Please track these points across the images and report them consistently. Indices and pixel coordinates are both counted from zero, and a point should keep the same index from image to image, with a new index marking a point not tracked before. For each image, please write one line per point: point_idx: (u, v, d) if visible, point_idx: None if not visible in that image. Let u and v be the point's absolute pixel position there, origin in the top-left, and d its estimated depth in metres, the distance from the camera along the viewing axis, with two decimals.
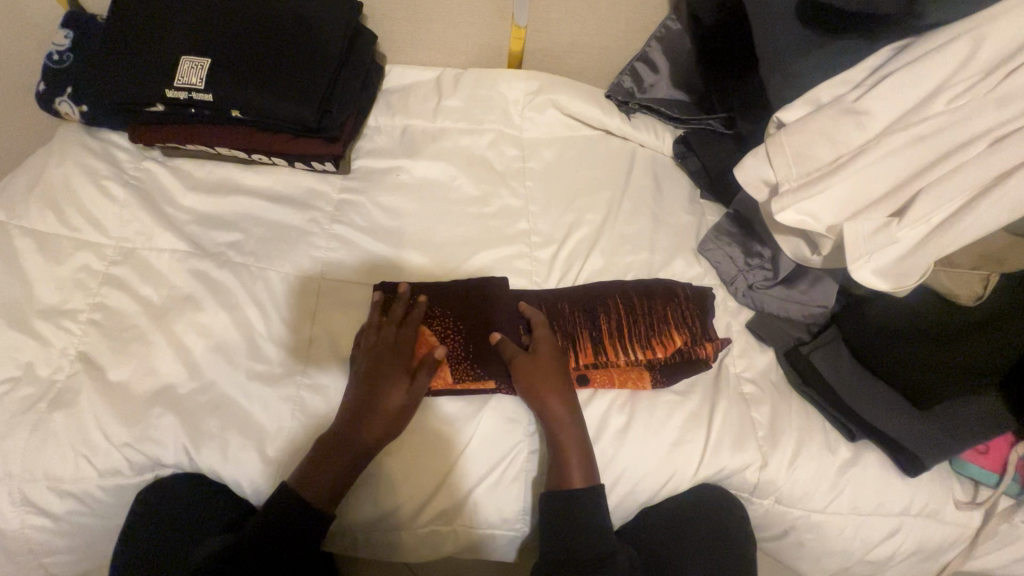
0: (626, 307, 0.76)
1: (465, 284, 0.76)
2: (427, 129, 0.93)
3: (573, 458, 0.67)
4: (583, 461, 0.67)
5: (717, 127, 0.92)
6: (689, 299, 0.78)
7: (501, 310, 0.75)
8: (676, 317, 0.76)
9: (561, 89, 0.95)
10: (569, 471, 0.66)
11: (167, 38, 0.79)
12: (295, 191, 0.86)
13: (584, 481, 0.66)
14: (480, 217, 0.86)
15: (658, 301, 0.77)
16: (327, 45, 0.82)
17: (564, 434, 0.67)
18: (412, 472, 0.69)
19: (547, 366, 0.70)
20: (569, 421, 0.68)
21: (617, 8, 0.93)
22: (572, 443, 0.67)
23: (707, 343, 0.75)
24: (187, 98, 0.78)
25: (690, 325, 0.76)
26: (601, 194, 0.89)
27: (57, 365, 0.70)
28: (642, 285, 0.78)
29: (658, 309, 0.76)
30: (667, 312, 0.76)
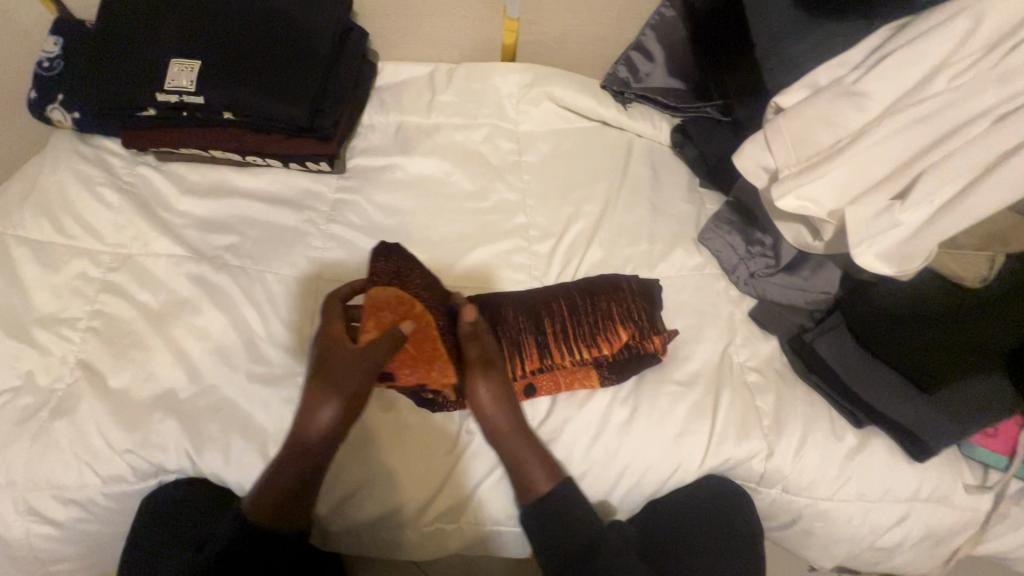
0: (569, 306, 0.74)
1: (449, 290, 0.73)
2: (422, 126, 0.92)
3: (531, 465, 0.65)
4: (543, 467, 0.65)
5: (715, 114, 0.89)
6: (635, 291, 0.75)
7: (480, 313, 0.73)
8: (622, 311, 0.73)
9: (556, 81, 0.95)
10: (531, 477, 0.65)
11: (155, 40, 0.79)
12: (290, 192, 0.86)
13: (548, 484, 0.65)
14: (477, 212, 0.85)
15: (602, 296, 0.74)
16: (318, 45, 0.82)
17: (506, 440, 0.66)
18: (414, 471, 0.69)
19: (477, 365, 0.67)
20: (498, 421, 0.66)
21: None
22: (512, 443, 0.66)
23: (655, 336, 0.73)
24: (178, 101, 0.78)
25: (638, 318, 0.73)
26: (599, 185, 0.88)
27: (57, 373, 0.70)
28: (584, 282, 0.75)
29: (600, 302, 0.74)
30: (611, 307, 0.73)
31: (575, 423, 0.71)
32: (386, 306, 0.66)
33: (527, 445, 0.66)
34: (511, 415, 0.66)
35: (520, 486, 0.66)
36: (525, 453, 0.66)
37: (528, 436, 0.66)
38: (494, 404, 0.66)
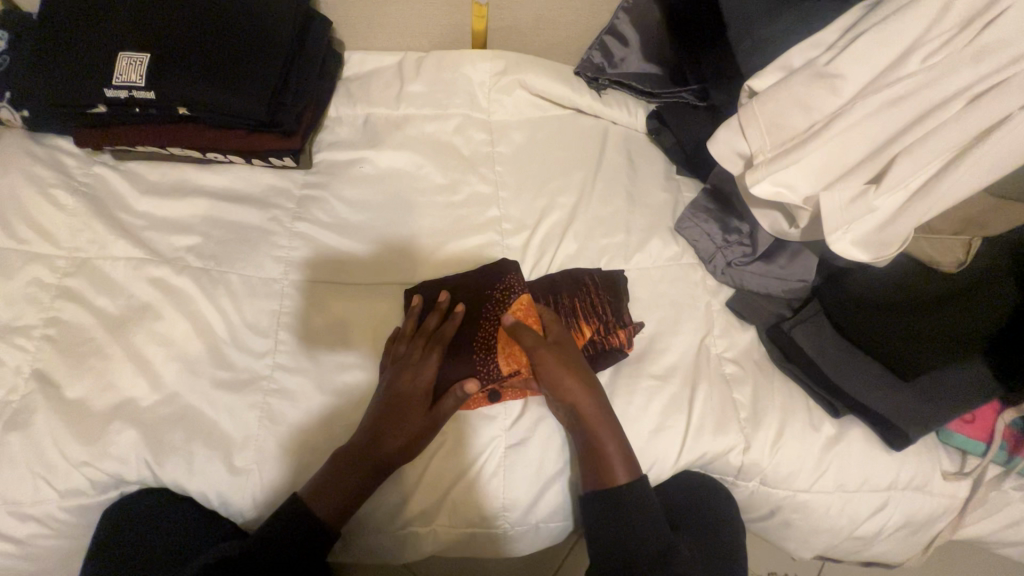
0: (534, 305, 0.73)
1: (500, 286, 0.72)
2: (391, 117, 0.89)
3: (612, 455, 0.64)
4: (621, 456, 0.64)
5: (691, 100, 0.89)
6: (597, 286, 0.74)
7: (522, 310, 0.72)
8: (584, 307, 0.73)
9: (528, 67, 0.92)
10: (609, 467, 0.64)
11: (103, 33, 0.75)
12: (255, 189, 0.83)
13: (626, 476, 0.64)
14: (449, 205, 0.83)
15: (564, 294, 0.74)
16: (277, 35, 0.78)
17: (593, 432, 0.65)
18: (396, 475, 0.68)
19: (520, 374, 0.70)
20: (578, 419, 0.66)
21: None
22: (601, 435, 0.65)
23: (620, 331, 0.72)
24: (128, 97, 0.74)
25: (602, 312, 0.73)
26: (574, 175, 0.86)
27: (10, 385, 0.67)
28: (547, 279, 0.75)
29: (564, 299, 0.74)
30: (575, 303, 0.74)
31: None
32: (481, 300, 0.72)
33: (609, 435, 0.65)
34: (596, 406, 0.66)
35: (594, 474, 0.65)
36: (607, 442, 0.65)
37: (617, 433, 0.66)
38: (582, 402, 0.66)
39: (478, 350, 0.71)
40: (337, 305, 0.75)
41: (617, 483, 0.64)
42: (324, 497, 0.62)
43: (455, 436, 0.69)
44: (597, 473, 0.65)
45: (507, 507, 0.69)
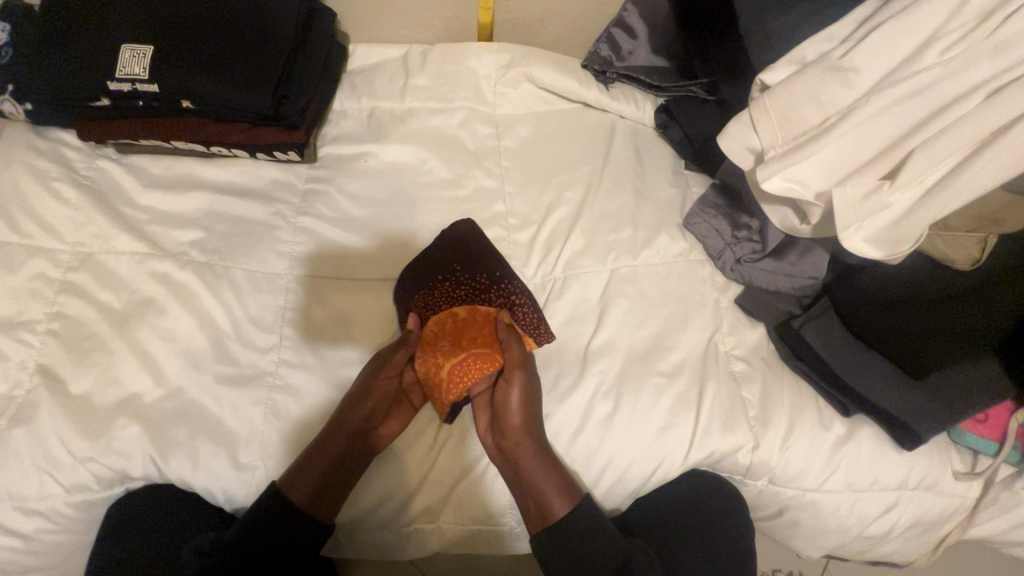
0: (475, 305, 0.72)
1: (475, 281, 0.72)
2: (396, 111, 0.89)
3: (550, 485, 0.64)
4: (562, 489, 0.64)
5: (700, 93, 0.86)
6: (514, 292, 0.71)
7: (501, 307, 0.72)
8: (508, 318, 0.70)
9: (535, 61, 0.92)
10: (548, 498, 0.64)
11: (106, 25, 0.74)
12: (260, 184, 0.82)
13: (565, 508, 0.64)
14: (454, 200, 0.83)
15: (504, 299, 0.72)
16: (282, 29, 0.78)
17: (525, 459, 0.65)
18: (400, 472, 0.67)
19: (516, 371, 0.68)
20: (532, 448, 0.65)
21: None
22: (542, 468, 0.64)
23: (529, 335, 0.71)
24: (131, 89, 0.73)
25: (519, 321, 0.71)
26: (580, 170, 0.86)
27: (15, 380, 0.67)
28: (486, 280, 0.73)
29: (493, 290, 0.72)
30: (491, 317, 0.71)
31: (556, 417, 0.69)
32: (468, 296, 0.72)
33: (547, 466, 0.65)
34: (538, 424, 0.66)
35: (535, 504, 0.65)
36: (542, 473, 0.65)
37: (559, 467, 0.66)
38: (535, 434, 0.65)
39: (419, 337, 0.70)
40: (341, 298, 0.74)
41: (554, 515, 0.63)
42: (325, 488, 0.64)
43: (458, 431, 0.69)
44: (537, 503, 0.64)
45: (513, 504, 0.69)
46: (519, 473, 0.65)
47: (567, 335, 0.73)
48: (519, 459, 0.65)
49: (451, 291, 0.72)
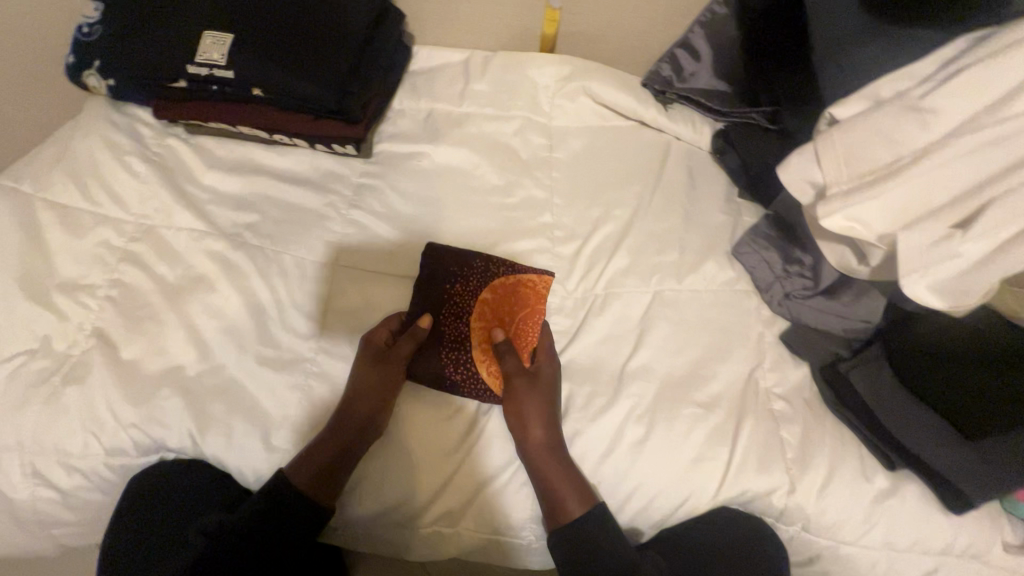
0: (482, 309, 0.74)
1: (488, 287, 0.74)
2: (452, 114, 0.91)
3: (562, 488, 0.64)
4: (576, 490, 0.64)
5: (761, 121, 0.84)
6: (540, 297, 0.74)
7: (513, 312, 0.74)
8: (516, 323, 0.73)
9: (595, 76, 0.92)
10: (561, 499, 0.63)
11: (192, 13, 0.78)
12: (315, 173, 0.85)
13: (581, 508, 0.64)
14: (501, 207, 0.83)
15: (511, 303, 0.74)
16: (353, 27, 0.80)
17: (541, 458, 0.64)
18: (420, 475, 0.67)
19: (529, 373, 0.69)
20: (543, 446, 0.65)
21: None
22: (554, 468, 0.64)
23: (538, 334, 0.72)
24: (208, 74, 0.76)
25: (531, 325, 0.73)
26: (630, 188, 0.85)
27: (72, 340, 0.70)
28: (495, 285, 0.74)
29: (524, 296, 0.74)
30: (500, 319, 0.73)
31: (586, 437, 0.67)
32: (482, 302, 0.74)
33: (562, 470, 0.65)
34: (553, 419, 0.66)
35: (551, 505, 0.64)
36: (559, 476, 0.64)
37: (572, 469, 0.65)
38: (548, 427, 0.66)
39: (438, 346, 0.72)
40: (371, 291, 0.75)
41: (569, 514, 0.63)
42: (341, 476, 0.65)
43: (462, 439, 0.68)
44: (551, 503, 0.64)
45: (528, 521, 0.68)
46: (532, 473, 0.65)
47: (604, 353, 0.72)
48: (531, 457, 0.65)
49: (461, 294, 0.74)
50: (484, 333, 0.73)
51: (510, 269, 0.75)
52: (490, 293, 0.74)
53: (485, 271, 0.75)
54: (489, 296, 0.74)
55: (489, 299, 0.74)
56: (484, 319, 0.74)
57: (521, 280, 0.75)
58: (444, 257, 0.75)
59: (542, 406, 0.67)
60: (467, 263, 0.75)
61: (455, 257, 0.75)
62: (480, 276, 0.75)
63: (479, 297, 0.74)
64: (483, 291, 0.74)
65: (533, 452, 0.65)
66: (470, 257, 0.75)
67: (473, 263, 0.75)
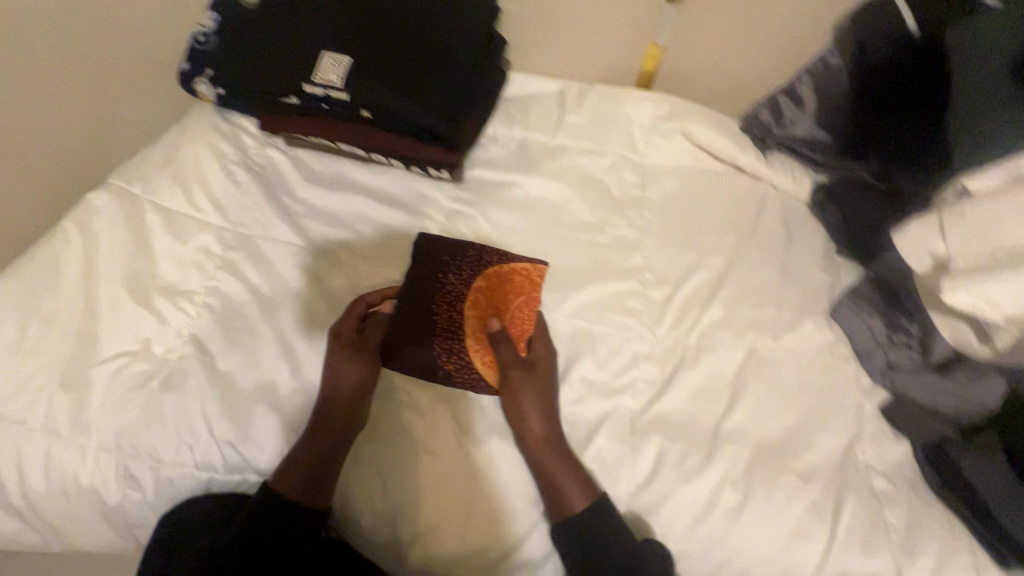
0: (481, 298, 0.75)
1: (483, 274, 0.76)
2: (546, 145, 0.90)
3: (566, 481, 0.65)
4: (581, 484, 0.65)
5: (867, 177, 0.82)
6: (534, 284, 0.76)
7: (509, 301, 0.75)
8: (512, 312, 0.74)
9: (693, 117, 0.90)
10: (564, 492, 0.64)
11: (313, 33, 0.79)
12: (407, 194, 0.85)
13: (584, 502, 0.64)
14: (592, 244, 0.82)
15: (499, 291, 0.75)
16: (464, 57, 0.81)
17: (539, 448, 0.66)
18: (422, 477, 0.66)
19: (527, 364, 0.71)
20: (545, 438, 0.66)
21: (761, 27, 0.87)
22: (553, 460, 0.65)
23: (530, 322, 0.74)
24: (323, 94, 0.77)
25: (523, 312, 0.75)
26: (725, 236, 0.83)
27: (170, 344, 0.71)
28: (491, 275, 0.76)
29: (516, 285, 0.76)
30: (491, 306, 0.75)
31: (679, 497, 0.65)
32: (476, 290, 0.75)
33: (563, 462, 0.65)
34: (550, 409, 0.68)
35: (553, 499, 0.65)
36: (561, 468, 0.65)
37: (572, 459, 0.66)
38: (549, 418, 0.67)
39: (434, 335, 0.72)
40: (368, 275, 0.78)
41: (572, 509, 0.64)
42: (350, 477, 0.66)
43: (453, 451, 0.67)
44: (555, 497, 0.65)
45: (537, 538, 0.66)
46: (535, 465, 0.65)
47: (697, 410, 0.70)
48: (532, 449, 0.66)
49: (458, 284, 0.75)
50: (479, 322, 0.74)
51: (499, 256, 0.77)
52: (494, 280, 0.76)
53: (483, 260, 0.77)
54: (484, 285, 0.76)
55: (483, 290, 0.75)
56: (478, 307, 0.75)
57: (511, 270, 0.77)
58: (441, 255, 0.76)
59: (541, 395, 0.68)
60: (461, 253, 0.76)
61: (443, 247, 0.77)
62: (474, 265, 0.76)
63: (473, 287, 0.75)
64: (477, 279, 0.76)
65: (531, 442, 0.66)
66: (467, 248, 0.77)
67: (469, 255, 0.76)
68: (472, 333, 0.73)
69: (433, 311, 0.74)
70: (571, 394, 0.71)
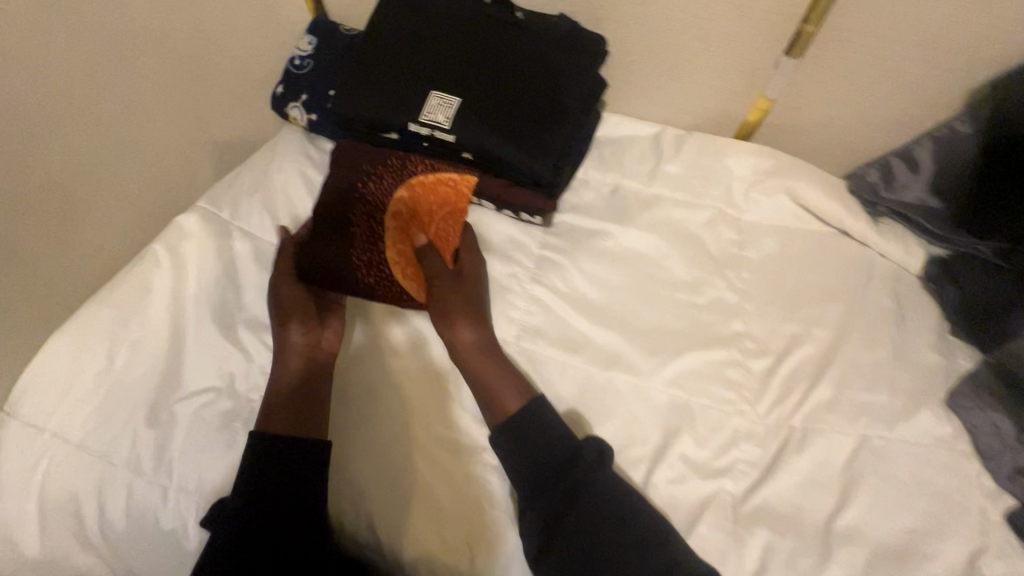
0: (399, 207, 0.74)
1: (416, 184, 0.75)
2: (640, 194, 0.86)
3: (501, 389, 0.67)
4: (516, 388, 0.67)
5: (991, 257, 0.77)
6: (464, 197, 0.75)
7: (439, 218, 0.75)
8: (438, 224, 0.75)
9: (798, 176, 0.86)
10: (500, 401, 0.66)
11: (418, 66, 0.76)
12: (496, 238, 0.81)
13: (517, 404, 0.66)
14: (690, 305, 0.77)
15: (433, 208, 0.75)
16: (574, 104, 0.77)
17: (483, 365, 0.68)
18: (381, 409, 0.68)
19: (456, 282, 0.72)
20: (483, 350, 0.69)
21: (892, 74, 0.78)
22: (501, 379, 0.67)
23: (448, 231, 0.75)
24: (428, 134, 0.75)
25: (444, 218, 0.75)
26: (831, 307, 0.78)
27: (254, 382, 0.69)
28: (373, 167, 0.74)
29: (447, 195, 0.75)
30: (427, 222, 0.75)
31: None
32: (412, 204, 0.75)
33: (507, 377, 0.68)
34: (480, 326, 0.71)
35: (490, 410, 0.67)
36: (502, 382, 0.67)
37: (516, 375, 0.68)
38: (481, 334, 0.70)
39: (348, 244, 0.73)
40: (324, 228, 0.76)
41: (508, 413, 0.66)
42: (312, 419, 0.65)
43: (436, 421, 0.68)
44: (489, 405, 0.67)
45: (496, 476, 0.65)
46: (479, 382, 0.68)
47: (806, 502, 0.65)
48: (471, 363, 0.68)
49: (375, 188, 0.74)
50: (411, 235, 0.75)
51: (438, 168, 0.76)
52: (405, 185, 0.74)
53: (412, 168, 0.75)
54: (407, 195, 0.74)
55: (397, 198, 0.74)
56: (403, 217, 0.75)
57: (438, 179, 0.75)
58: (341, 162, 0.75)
59: (469, 311, 0.71)
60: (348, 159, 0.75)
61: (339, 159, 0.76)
62: (399, 175, 0.74)
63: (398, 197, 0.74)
64: (404, 191, 0.74)
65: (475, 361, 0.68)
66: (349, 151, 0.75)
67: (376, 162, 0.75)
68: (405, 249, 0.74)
69: (349, 229, 0.73)
70: (669, 473, 0.66)
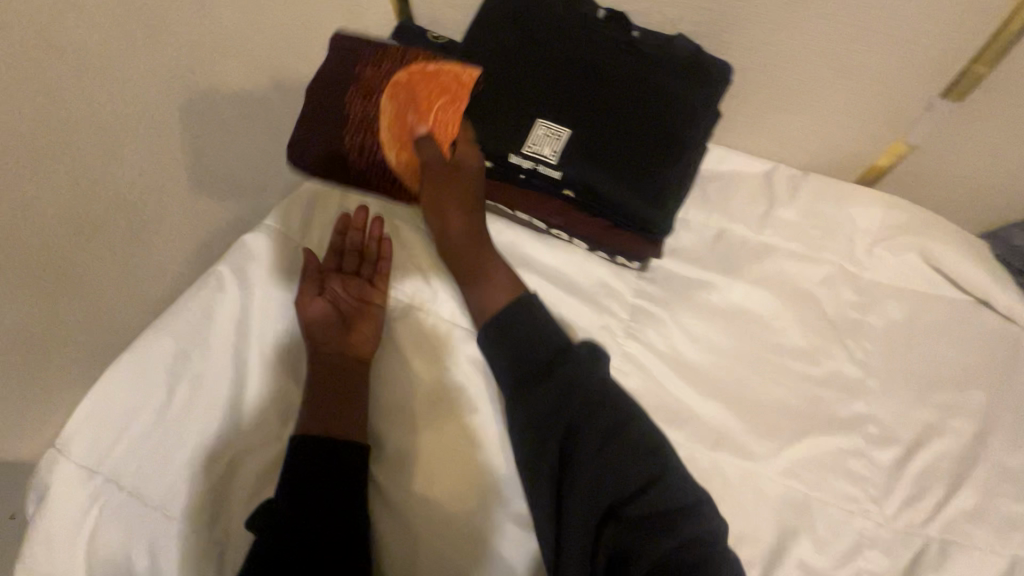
0: (397, 91, 0.68)
1: (417, 71, 0.68)
2: (749, 240, 0.76)
3: (493, 282, 0.65)
4: (506, 280, 0.65)
5: None
6: (460, 83, 0.68)
7: (437, 103, 0.68)
8: (437, 111, 0.68)
9: (933, 234, 0.75)
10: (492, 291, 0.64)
11: (523, 91, 0.69)
12: (586, 279, 0.71)
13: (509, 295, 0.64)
14: (805, 379, 0.68)
15: (432, 95, 0.68)
16: (693, 143, 0.68)
17: (477, 258, 0.66)
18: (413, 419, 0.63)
19: (451, 169, 0.67)
20: (473, 241, 0.66)
21: None
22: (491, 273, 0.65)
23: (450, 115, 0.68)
24: (529, 167, 0.68)
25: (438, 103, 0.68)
26: (970, 392, 0.68)
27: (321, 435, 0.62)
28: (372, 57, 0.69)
29: (444, 82, 0.68)
30: (427, 112, 0.68)
31: None
32: (408, 90, 0.68)
33: (500, 269, 0.66)
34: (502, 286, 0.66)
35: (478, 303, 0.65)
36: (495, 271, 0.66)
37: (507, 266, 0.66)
38: (474, 223, 0.67)
39: (346, 132, 0.68)
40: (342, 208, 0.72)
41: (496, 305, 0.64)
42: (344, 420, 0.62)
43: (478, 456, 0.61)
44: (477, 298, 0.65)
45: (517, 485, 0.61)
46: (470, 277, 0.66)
47: None
48: (465, 261, 0.66)
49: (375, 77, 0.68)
50: (408, 121, 0.68)
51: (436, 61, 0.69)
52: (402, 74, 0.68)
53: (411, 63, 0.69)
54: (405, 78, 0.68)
55: (398, 84, 0.68)
56: (402, 102, 0.68)
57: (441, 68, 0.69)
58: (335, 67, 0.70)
59: (464, 201, 0.67)
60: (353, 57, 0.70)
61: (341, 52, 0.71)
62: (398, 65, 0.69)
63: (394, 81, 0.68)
64: (403, 74, 0.68)
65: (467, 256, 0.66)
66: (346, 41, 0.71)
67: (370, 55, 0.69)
68: (403, 136, 0.68)
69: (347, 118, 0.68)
70: None
